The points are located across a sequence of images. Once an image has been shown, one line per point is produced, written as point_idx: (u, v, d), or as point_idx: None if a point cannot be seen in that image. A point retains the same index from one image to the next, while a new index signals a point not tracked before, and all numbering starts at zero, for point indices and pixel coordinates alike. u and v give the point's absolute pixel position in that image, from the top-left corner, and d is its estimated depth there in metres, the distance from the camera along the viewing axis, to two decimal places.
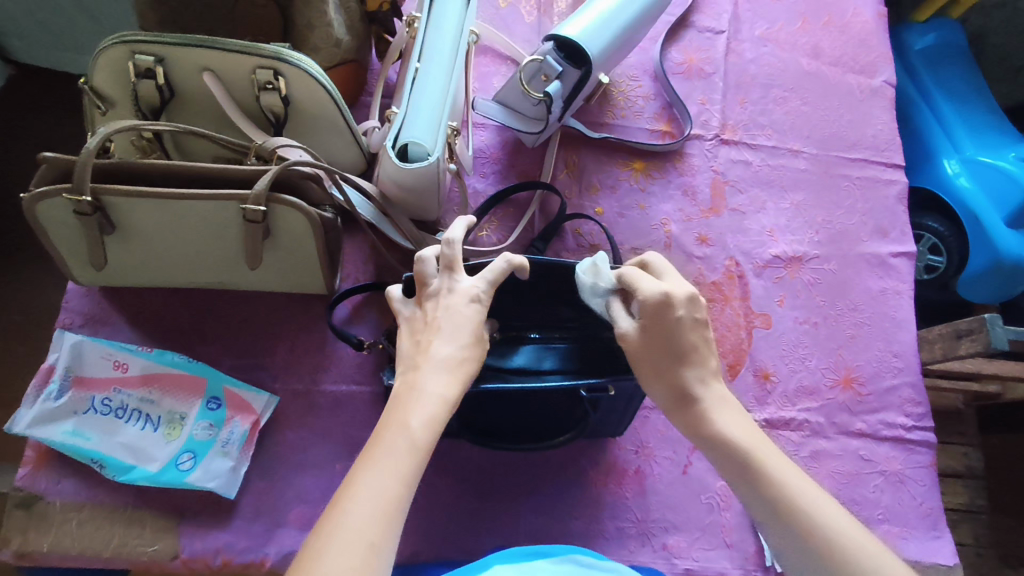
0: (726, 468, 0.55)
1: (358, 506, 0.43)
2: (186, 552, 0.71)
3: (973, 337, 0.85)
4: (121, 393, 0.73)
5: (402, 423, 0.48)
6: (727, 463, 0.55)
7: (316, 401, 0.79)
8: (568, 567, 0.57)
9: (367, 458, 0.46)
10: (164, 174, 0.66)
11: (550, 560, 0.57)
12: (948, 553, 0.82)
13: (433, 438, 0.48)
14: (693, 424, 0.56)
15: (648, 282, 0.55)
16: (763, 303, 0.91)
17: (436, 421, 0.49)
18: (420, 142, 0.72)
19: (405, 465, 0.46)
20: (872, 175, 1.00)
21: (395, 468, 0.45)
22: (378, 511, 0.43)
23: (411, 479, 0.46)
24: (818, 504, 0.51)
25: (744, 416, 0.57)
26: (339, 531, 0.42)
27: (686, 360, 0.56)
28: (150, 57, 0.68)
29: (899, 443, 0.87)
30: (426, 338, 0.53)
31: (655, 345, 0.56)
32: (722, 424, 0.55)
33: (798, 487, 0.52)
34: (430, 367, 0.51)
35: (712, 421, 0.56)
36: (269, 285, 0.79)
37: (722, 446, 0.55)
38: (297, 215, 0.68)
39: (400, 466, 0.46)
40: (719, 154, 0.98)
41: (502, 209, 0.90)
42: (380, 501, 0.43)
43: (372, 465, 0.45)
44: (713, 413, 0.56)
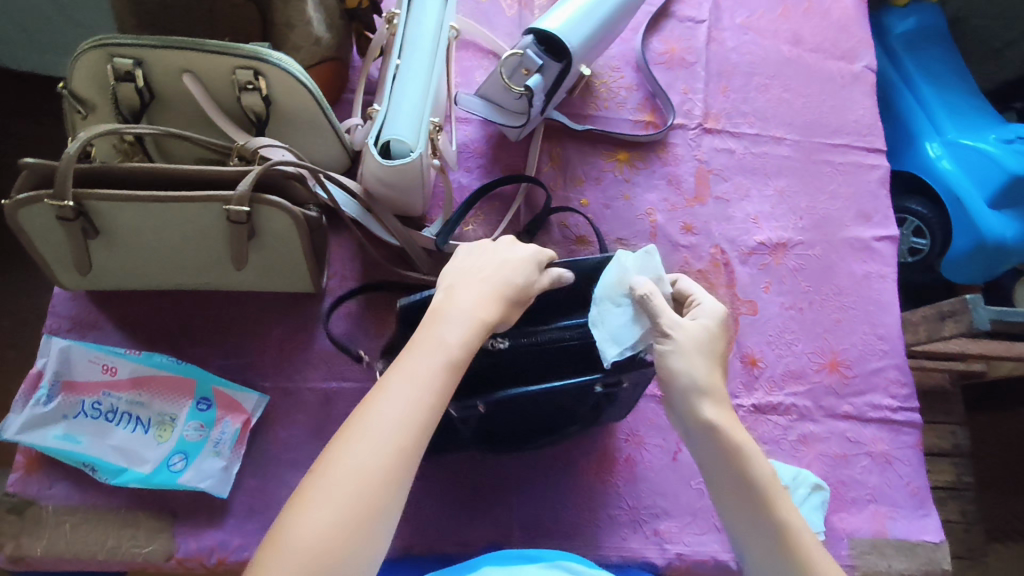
0: (733, 491, 0.53)
1: (359, 457, 0.44)
2: (181, 552, 0.71)
3: (956, 318, 0.86)
4: (110, 397, 0.74)
5: (415, 371, 0.49)
6: (736, 487, 0.53)
7: (307, 399, 0.79)
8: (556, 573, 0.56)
9: (370, 415, 0.47)
10: (146, 177, 0.66)
11: (540, 564, 0.57)
12: (934, 531, 0.84)
13: (441, 398, 0.48)
14: (712, 438, 0.54)
15: (706, 299, 0.62)
16: (750, 290, 0.92)
17: (441, 382, 0.49)
18: (402, 138, 0.72)
19: (408, 421, 0.46)
20: (854, 160, 1.01)
21: (405, 424, 0.46)
22: (385, 454, 0.45)
23: (417, 437, 0.47)
24: (814, 544, 0.51)
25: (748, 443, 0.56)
26: (341, 486, 0.43)
27: (715, 375, 0.57)
28: (129, 60, 0.68)
29: (886, 424, 0.88)
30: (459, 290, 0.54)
31: (698, 350, 0.57)
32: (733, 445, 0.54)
33: (799, 526, 0.52)
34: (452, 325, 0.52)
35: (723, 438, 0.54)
36: (257, 285, 0.79)
37: (730, 466, 0.54)
38: (280, 215, 0.68)
39: (409, 427, 0.46)
40: (702, 143, 0.98)
41: (487, 203, 0.90)
42: (373, 463, 0.44)
43: (382, 419, 0.46)
44: (735, 433, 0.55)
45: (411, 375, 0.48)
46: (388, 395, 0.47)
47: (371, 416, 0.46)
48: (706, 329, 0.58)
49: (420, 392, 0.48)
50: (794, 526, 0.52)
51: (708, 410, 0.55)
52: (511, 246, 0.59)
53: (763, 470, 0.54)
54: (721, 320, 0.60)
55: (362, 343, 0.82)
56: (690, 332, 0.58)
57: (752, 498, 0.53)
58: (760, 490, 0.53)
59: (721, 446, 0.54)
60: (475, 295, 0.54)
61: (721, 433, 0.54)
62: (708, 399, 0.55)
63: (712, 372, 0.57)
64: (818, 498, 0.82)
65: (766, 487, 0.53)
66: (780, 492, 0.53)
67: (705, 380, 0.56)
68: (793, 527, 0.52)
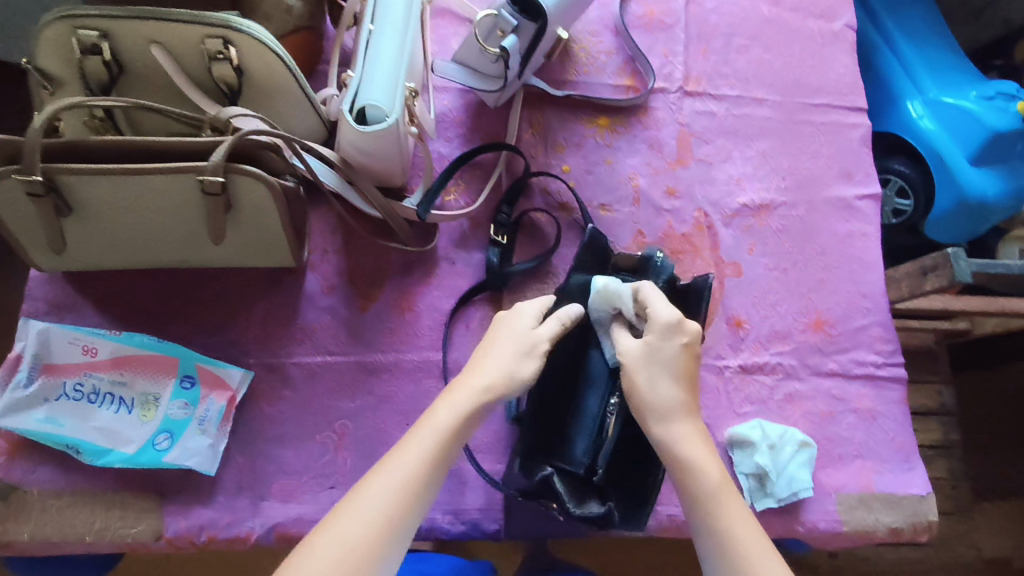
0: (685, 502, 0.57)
1: (353, 518, 0.50)
2: (170, 531, 0.71)
3: (938, 272, 0.86)
4: (92, 378, 0.73)
5: (420, 444, 0.54)
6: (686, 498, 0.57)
7: (291, 374, 0.79)
8: None
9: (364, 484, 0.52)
10: (117, 151, 0.64)
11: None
12: (919, 483, 0.85)
13: (428, 477, 0.53)
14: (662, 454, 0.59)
15: (660, 309, 0.63)
16: (734, 253, 0.92)
17: (432, 458, 0.54)
18: (377, 104, 0.70)
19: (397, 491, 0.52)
20: (836, 120, 1.01)
21: (392, 494, 0.51)
22: (370, 528, 0.50)
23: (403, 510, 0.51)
24: (757, 548, 0.54)
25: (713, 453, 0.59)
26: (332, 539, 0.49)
27: (665, 390, 0.60)
28: (94, 32, 0.65)
29: (871, 380, 0.89)
30: (479, 362, 0.60)
31: (642, 371, 0.61)
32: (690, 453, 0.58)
33: (742, 531, 0.55)
34: (457, 397, 0.57)
35: (680, 449, 0.58)
36: (236, 260, 0.78)
37: (687, 475, 0.57)
38: (257, 185, 0.66)
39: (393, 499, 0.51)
40: (683, 106, 0.97)
41: (468, 172, 0.89)
42: (362, 527, 0.49)
43: (370, 488, 0.52)
44: (682, 446, 0.58)
45: (405, 462, 0.53)
46: (381, 477, 0.52)
47: (360, 499, 0.51)
48: (652, 344, 0.62)
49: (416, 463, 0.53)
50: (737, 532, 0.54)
51: (658, 427, 0.59)
52: (520, 309, 0.64)
53: (710, 479, 0.57)
54: (672, 328, 0.62)
55: (346, 317, 0.81)
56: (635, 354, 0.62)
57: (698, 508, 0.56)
58: (705, 501, 0.56)
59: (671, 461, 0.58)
60: (471, 387, 0.58)
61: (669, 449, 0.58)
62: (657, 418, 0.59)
63: (661, 388, 0.60)
64: (804, 455, 0.83)
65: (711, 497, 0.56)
66: (728, 501, 0.56)
67: (654, 398, 0.60)
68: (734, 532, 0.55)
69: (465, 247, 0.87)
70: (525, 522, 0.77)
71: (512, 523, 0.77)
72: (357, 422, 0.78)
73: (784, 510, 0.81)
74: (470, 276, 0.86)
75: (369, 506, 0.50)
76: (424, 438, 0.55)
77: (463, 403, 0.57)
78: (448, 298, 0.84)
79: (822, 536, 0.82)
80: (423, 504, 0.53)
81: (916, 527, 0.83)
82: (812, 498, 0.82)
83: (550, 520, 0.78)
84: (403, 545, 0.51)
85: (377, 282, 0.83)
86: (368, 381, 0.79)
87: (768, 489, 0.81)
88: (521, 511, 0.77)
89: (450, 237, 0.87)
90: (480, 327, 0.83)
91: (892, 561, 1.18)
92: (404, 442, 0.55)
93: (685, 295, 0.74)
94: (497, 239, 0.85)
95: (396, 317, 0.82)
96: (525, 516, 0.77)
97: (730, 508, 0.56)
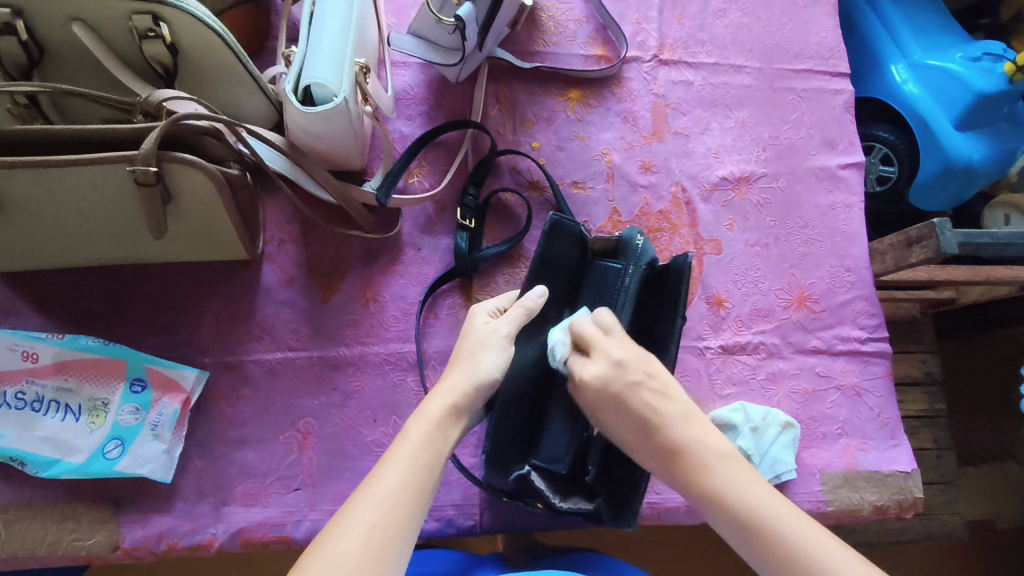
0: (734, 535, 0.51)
1: (350, 535, 0.44)
2: (127, 541, 0.67)
3: (923, 244, 0.82)
4: (34, 385, 0.68)
5: (407, 449, 0.50)
6: (732, 528, 0.51)
7: (250, 372, 0.74)
8: None
9: (353, 499, 0.47)
10: (38, 140, 0.59)
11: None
12: (905, 460, 0.83)
13: (423, 485, 0.48)
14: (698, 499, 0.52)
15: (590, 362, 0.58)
16: (713, 229, 0.88)
17: (425, 464, 0.50)
18: (323, 82, 0.65)
19: (392, 502, 0.46)
20: (818, 86, 0.97)
21: (388, 505, 0.46)
22: (367, 545, 0.44)
23: (402, 522, 0.46)
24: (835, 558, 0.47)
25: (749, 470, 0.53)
26: (324, 557, 0.43)
27: (668, 433, 0.55)
28: (6, 10, 0.59)
29: (855, 356, 0.86)
30: (455, 365, 0.57)
31: (623, 428, 0.56)
32: (723, 483, 0.52)
33: (810, 541, 0.48)
34: (435, 402, 0.53)
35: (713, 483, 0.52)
36: (184, 253, 0.73)
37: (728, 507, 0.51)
38: (197, 174, 0.61)
39: (388, 511, 0.46)
40: (658, 76, 0.93)
41: (432, 151, 0.85)
42: (357, 544, 0.44)
43: (360, 500, 0.46)
44: (708, 476, 0.52)
45: (389, 478, 0.48)
46: (362, 495, 0.47)
47: (343, 523, 0.45)
48: (604, 400, 0.57)
49: (409, 470, 0.49)
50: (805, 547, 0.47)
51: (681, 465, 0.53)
52: (476, 309, 0.62)
53: (754, 504, 0.50)
54: (618, 369, 0.57)
55: (307, 310, 0.77)
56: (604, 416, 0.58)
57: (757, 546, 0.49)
58: (765, 528, 0.49)
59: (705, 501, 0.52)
60: (439, 393, 0.54)
61: (703, 489, 0.52)
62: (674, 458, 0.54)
63: (663, 426, 0.55)
64: (788, 436, 0.81)
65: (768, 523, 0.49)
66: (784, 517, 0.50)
67: (666, 439, 0.54)
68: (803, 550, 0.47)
69: (431, 232, 0.82)
70: (503, 516, 0.74)
71: (488, 517, 0.74)
72: (323, 420, 0.74)
73: None
74: (437, 263, 0.81)
75: (354, 529, 0.44)
76: (403, 451, 0.50)
77: (434, 411, 0.53)
78: (415, 286, 0.80)
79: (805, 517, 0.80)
80: (416, 517, 0.47)
81: (902, 504, 0.81)
82: (796, 479, 0.80)
83: (528, 513, 0.75)
84: (398, 567, 0.45)
85: (339, 271, 0.79)
86: (332, 376, 0.75)
87: None
88: (497, 505, 0.74)
89: (414, 222, 0.82)
90: (450, 316, 0.79)
91: (878, 532, 1.16)
92: (382, 460, 0.50)
93: (664, 273, 0.69)
94: (465, 224, 0.79)
95: (360, 308, 0.78)
96: (502, 510, 0.74)
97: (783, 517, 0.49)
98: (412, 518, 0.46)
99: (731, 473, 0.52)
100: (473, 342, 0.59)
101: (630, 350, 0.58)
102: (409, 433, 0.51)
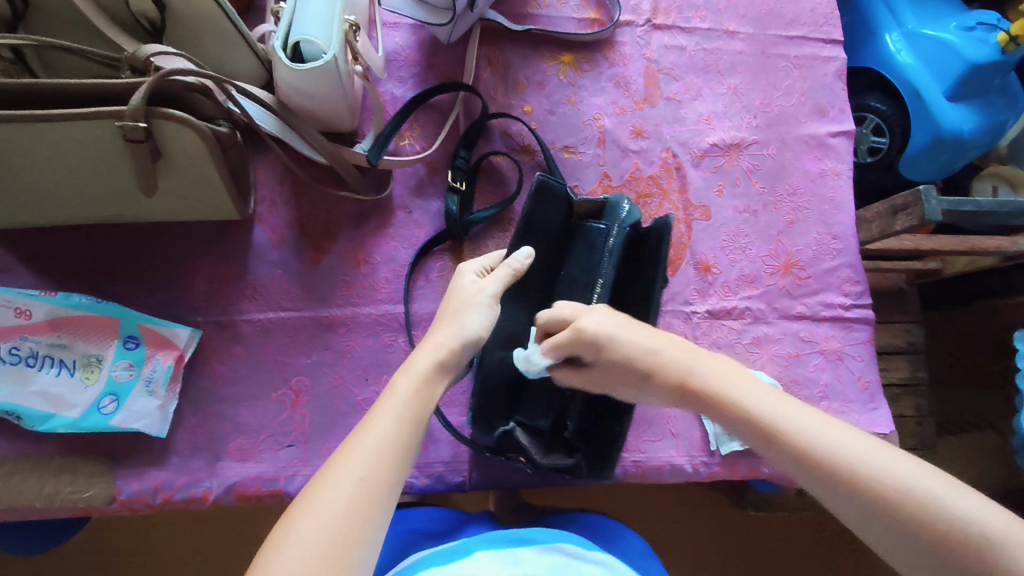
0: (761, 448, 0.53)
1: (340, 484, 0.45)
2: (124, 494, 0.69)
3: (908, 211, 0.83)
4: (28, 341, 0.68)
5: (396, 402, 0.51)
6: (752, 439, 0.53)
7: (242, 331, 0.75)
8: (552, 557, 0.56)
9: (344, 449, 0.48)
10: (25, 93, 0.58)
11: (536, 548, 0.56)
12: (884, 422, 0.85)
13: (410, 436, 0.50)
14: (759, 439, 0.52)
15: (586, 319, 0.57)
16: (703, 195, 0.89)
17: (413, 417, 0.51)
18: (312, 38, 0.65)
19: (381, 453, 0.48)
20: (811, 53, 0.96)
21: (378, 456, 0.47)
22: (358, 493, 0.45)
23: (391, 473, 0.47)
24: (902, 475, 0.48)
25: (772, 388, 0.55)
26: (317, 504, 0.44)
27: (703, 372, 0.55)
28: None
29: (838, 322, 0.88)
30: (442, 322, 0.58)
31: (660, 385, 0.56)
32: (747, 397, 0.53)
33: (885, 463, 0.49)
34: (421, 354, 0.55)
35: (732, 396, 0.54)
36: (175, 212, 0.73)
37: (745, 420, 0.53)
38: (185, 131, 0.61)
39: (378, 462, 0.47)
40: (651, 41, 0.92)
41: (423, 114, 0.84)
42: (349, 491, 0.45)
43: (352, 450, 0.48)
44: (771, 415, 0.52)
45: (377, 431, 0.49)
46: (351, 448, 0.48)
47: (331, 476, 0.46)
48: (636, 381, 0.56)
49: (398, 424, 0.50)
50: (875, 462, 0.49)
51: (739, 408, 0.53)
52: (463, 269, 0.64)
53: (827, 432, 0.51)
54: (626, 352, 0.56)
55: (298, 271, 0.78)
56: (637, 385, 0.57)
57: (835, 480, 0.49)
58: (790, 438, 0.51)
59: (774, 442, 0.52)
60: (427, 348, 0.55)
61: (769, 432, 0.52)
62: (732, 407, 0.53)
63: (709, 380, 0.55)
64: None
65: (835, 452, 0.50)
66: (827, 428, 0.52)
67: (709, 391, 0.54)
68: (874, 474, 0.49)
69: (422, 194, 0.83)
70: (491, 473, 0.76)
71: (477, 474, 0.76)
72: (314, 378, 0.75)
73: (749, 453, 0.80)
74: (428, 226, 0.82)
75: (342, 481, 0.46)
76: (392, 404, 0.51)
77: (424, 366, 0.54)
78: (406, 249, 0.81)
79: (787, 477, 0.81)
80: (403, 466, 0.49)
81: None
82: None
83: (515, 470, 0.77)
84: (386, 514, 0.46)
85: (330, 233, 0.79)
86: (325, 336, 0.76)
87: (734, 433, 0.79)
88: (486, 462, 0.76)
89: (405, 184, 0.83)
90: (440, 279, 0.80)
91: None
92: (370, 413, 0.51)
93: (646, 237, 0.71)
94: (456, 186, 0.80)
95: (351, 269, 0.79)
96: (490, 468, 0.76)
97: (845, 440, 0.51)
98: (398, 471, 0.48)
99: (789, 409, 0.53)
100: (458, 298, 0.60)
101: (620, 334, 0.56)
102: (397, 387, 0.52)
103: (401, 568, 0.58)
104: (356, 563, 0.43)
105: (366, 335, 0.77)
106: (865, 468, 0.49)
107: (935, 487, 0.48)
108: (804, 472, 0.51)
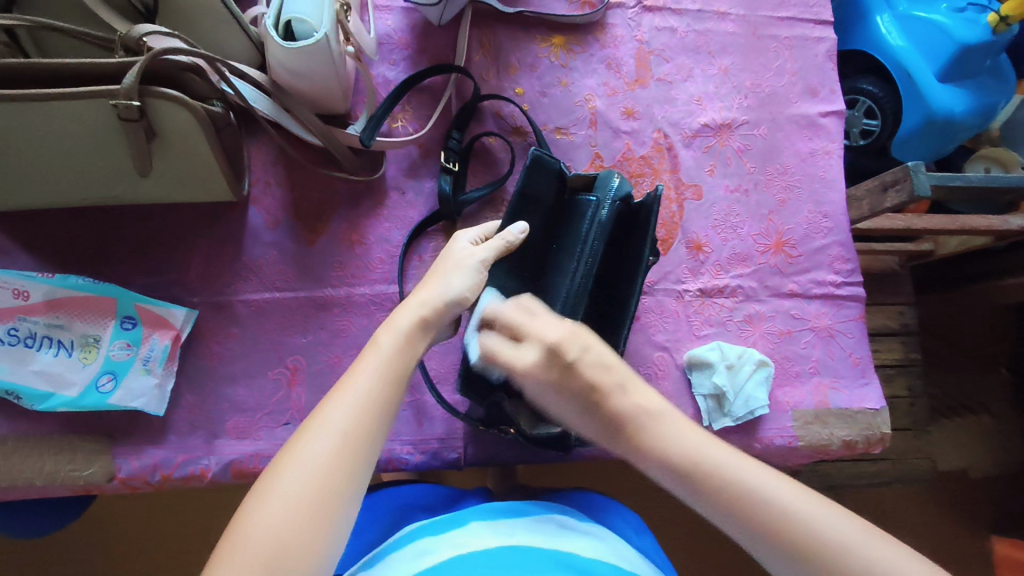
0: (686, 492, 0.48)
1: (323, 438, 0.45)
2: (123, 472, 0.70)
3: (898, 187, 0.83)
4: (26, 322, 0.68)
5: (376, 361, 0.51)
6: (678, 482, 0.48)
7: (237, 311, 0.76)
8: (548, 526, 0.57)
9: (328, 402, 0.48)
10: (19, 73, 0.59)
11: (530, 519, 0.57)
12: (875, 397, 0.86)
13: (392, 394, 0.50)
14: (690, 485, 0.47)
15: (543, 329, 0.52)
16: (694, 174, 0.90)
17: (393, 378, 0.50)
18: (303, 18, 0.68)
19: (363, 411, 0.48)
20: (801, 34, 0.97)
21: (357, 414, 0.47)
22: (341, 448, 0.45)
23: (373, 431, 0.47)
24: (828, 521, 0.44)
25: (687, 420, 0.50)
26: (300, 458, 0.44)
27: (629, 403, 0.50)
28: None
29: (829, 300, 0.89)
30: (428, 282, 0.58)
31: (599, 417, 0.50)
32: (667, 435, 0.49)
33: (795, 506, 0.45)
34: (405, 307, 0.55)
35: (656, 433, 0.49)
36: (170, 194, 0.74)
37: (669, 462, 0.48)
38: (179, 110, 0.61)
39: (359, 420, 0.47)
40: (642, 22, 0.93)
41: (416, 96, 0.85)
42: (329, 446, 0.45)
43: (335, 404, 0.47)
44: (731, 480, 0.46)
45: (360, 387, 0.49)
46: (333, 401, 0.48)
47: (315, 429, 0.46)
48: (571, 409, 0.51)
49: (378, 385, 0.49)
50: (798, 512, 0.44)
51: (659, 448, 0.48)
52: (457, 236, 0.64)
53: (735, 470, 0.47)
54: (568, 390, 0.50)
55: (293, 252, 0.79)
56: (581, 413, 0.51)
57: (775, 543, 0.44)
58: (708, 477, 0.47)
59: (752, 530, 0.45)
60: (408, 307, 0.55)
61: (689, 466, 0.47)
62: (636, 423, 0.49)
63: (644, 417, 0.49)
64: (762, 374, 0.83)
65: (764, 501, 0.45)
66: (735, 468, 0.47)
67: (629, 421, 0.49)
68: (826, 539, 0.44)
69: (415, 175, 0.83)
70: (486, 450, 0.77)
71: (472, 450, 0.76)
72: (311, 357, 0.76)
73: (741, 428, 0.82)
74: (422, 207, 0.83)
75: (324, 433, 0.46)
76: (374, 361, 0.51)
77: (405, 323, 0.54)
78: (400, 229, 0.81)
79: (780, 452, 0.82)
80: (386, 422, 0.49)
81: (870, 439, 0.84)
82: (769, 415, 0.82)
83: (510, 446, 0.78)
84: (368, 469, 0.46)
85: (323, 215, 0.80)
86: (320, 316, 0.77)
87: (726, 409, 0.81)
88: (480, 437, 0.77)
89: (399, 166, 0.83)
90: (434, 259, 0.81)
91: (852, 475, 1.19)
92: (353, 367, 0.51)
93: (638, 212, 0.70)
94: (449, 167, 0.80)
95: (345, 250, 0.79)
96: (485, 443, 0.77)
97: (760, 482, 0.46)
98: (382, 423, 0.48)
99: (746, 470, 0.47)
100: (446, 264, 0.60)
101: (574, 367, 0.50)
102: (380, 342, 0.52)
103: (396, 538, 0.58)
104: (340, 508, 0.44)
105: (362, 313, 0.78)
106: (809, 521, 0.44)
107: (860, 533, 0.44)
108: (727, 518, 0.46)
